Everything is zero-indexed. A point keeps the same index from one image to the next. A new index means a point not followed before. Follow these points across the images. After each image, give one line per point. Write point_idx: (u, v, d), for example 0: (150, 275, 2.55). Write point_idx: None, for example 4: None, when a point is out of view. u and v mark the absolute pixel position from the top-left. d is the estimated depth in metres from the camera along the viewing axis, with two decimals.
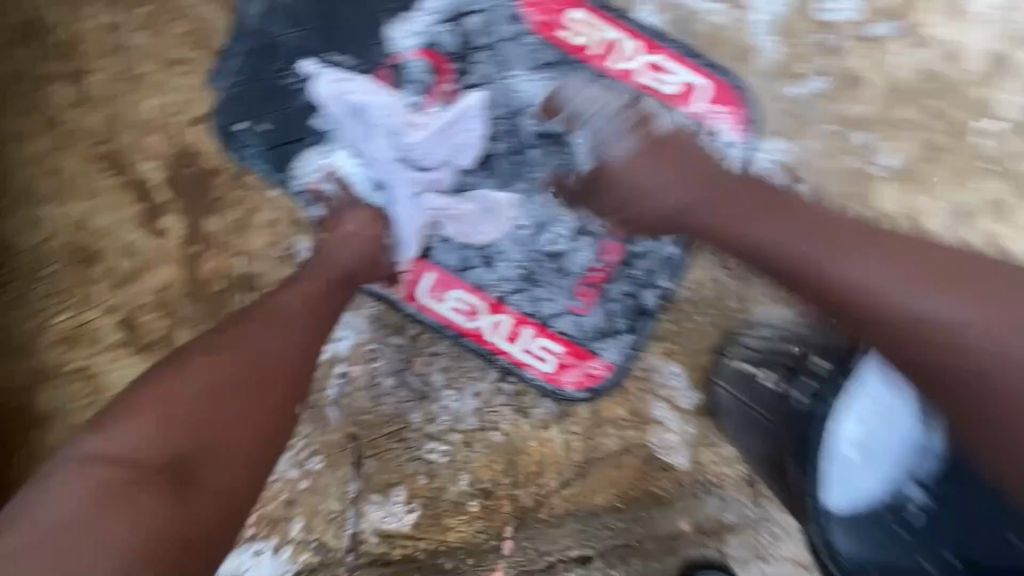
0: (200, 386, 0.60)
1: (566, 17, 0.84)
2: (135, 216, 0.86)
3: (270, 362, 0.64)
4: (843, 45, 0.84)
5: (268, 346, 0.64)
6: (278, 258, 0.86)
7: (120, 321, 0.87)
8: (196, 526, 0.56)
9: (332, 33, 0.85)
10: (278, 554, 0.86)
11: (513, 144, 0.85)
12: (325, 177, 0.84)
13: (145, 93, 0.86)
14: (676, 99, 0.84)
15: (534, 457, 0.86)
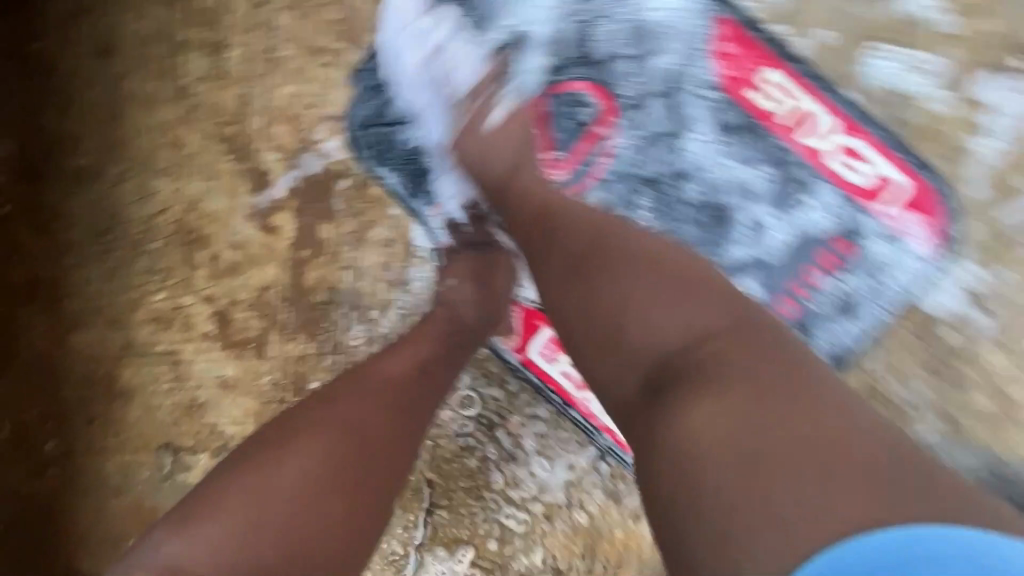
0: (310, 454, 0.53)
1: (761, 76, 0.73)
2: (249, 207, 0.82)
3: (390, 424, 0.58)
4: None
5: (373, 431, 0.57)
6: (387, 280, 0.80)
7: (217, 313, 0.83)
8: None
9: (494, 46, 0.76)
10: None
11: (664, 210, 0.76)
12: (456, 202, 0.78)
13: (282, 78, 0.80)
14: (865, 193, 0.73)
15: (616, 547, 0.79)
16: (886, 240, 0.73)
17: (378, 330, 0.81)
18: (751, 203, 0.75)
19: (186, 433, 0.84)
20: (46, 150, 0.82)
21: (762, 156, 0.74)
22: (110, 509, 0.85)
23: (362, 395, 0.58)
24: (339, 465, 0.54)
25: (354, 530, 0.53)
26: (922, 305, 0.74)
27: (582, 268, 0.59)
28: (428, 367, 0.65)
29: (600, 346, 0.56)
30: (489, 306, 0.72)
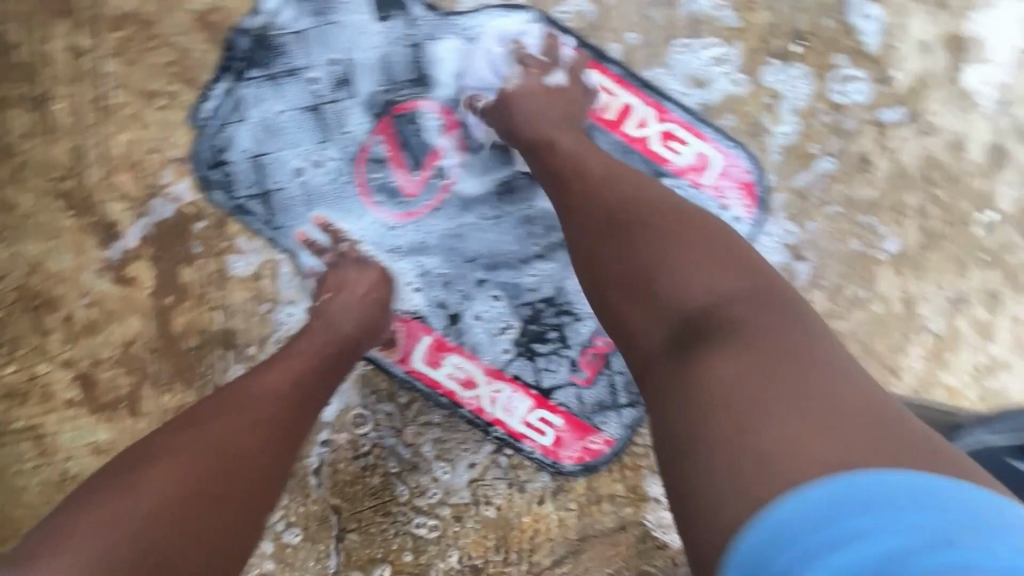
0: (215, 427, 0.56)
1: (546, 78, 0.79)
2: (99, 261, 0.78)
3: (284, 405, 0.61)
4: (855, 128, 0.84)
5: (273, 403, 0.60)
6: (260, 315, 0.80)
7: (79, 376, 0.78)
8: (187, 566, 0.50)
9: (331, 73, 0.79)
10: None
11: (521, 207, 0.81)
12: (318, 227, 0.79)
13: (118, 126, 0.78)
14: (688, 171, 0.83)
15: (527, 533, 0.83)
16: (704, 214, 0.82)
17: None
18: None
19: None
20: None
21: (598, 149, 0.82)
22: None
23: (233, 420, 0.57)
24: (223, 471, 0.54)
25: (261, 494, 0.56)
26: None
27: (615, 224, 0.62)
28: (308, 384, 0.64)
29: (635, 293, 0.58)
30: (376, 314, 0.73)
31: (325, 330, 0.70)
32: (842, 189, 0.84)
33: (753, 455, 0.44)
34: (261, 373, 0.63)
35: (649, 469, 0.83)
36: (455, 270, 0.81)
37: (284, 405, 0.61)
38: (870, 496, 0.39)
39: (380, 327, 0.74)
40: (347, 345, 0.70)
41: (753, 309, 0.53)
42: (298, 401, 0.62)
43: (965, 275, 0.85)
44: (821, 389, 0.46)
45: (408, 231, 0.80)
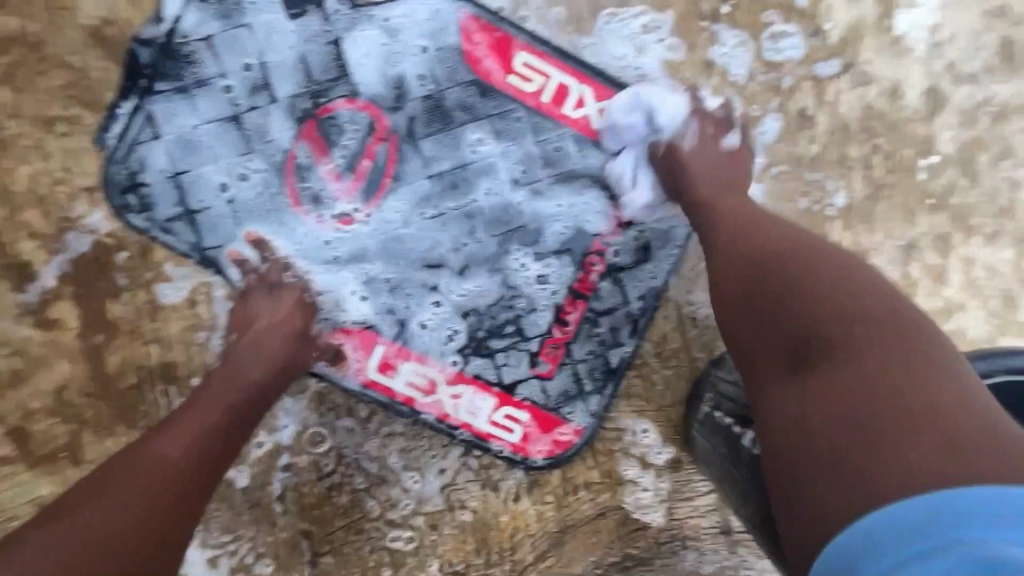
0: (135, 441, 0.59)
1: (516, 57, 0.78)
2: (16, 306, 0.73)
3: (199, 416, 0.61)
4: (793, 85, 0.83)
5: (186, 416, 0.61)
6: (200, 343, 0.75)
7: (10, 430, 0.73)
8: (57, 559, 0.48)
9: (246, 80, 0.74)
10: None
11: (462, 202, 0.78)
12: (250, 242, 0.75)
13: (17, 159, 0.72)
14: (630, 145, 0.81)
15: (506, 532, 0.81)
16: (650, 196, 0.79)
17: None
18: (540, 175, 0.79)
19: None
20: None
21: (536, 133, 0.79)
22: None
23: (128, 481, 0.54)
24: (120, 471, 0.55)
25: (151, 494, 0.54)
26: None
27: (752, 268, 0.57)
28: (215, 417, 0.62)
29: (745, 283, 0.57)
30: (291, 345, 0.70)
31: (237, 368, 0.66)
32: (786, 148, 0.83)
33: (869, 453, 0.41)
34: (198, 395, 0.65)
35: (622, 452, 0.82)
36: (401, 274, 0.77)
37: (189, 458, 0.57)
38: (976, 498, 0.36)
39: (298, 358, 0.71)
40: (261, 380, 0.66)
41: (875, 329, 0.47)
42: (207, 450, 0.59)
43: (914, 222, 0.85)
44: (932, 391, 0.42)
45: (347, 237, 0.77)
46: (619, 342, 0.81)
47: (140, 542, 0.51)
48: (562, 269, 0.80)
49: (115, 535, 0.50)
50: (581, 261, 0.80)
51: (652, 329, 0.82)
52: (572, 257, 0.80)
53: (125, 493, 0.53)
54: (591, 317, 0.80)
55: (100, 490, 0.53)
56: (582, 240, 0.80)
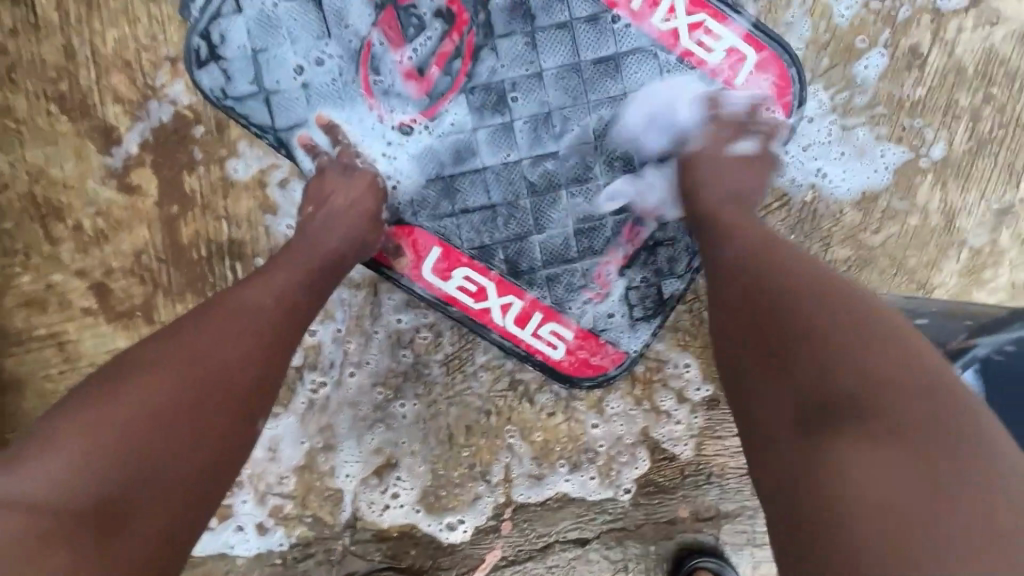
0: (245, 295, 0.61)
1: None
2: (101, 168, 0.76)
3: (300, 283, 0.65)
4: (907, 16, 0.75)
5: (288, 281, 0.64)
6: (267, 225, 0.78)
7: (93, 285, 0.79)
8: (203, 397, 0.52)
9: None
10: (260, 512, 0.84)
11: (535, 110, 0.76)
12: (320, 128, 0.76)
13: (106, 21, 0.73)
14: (719, 72, 0.75)
15: (537, 443, 0.84)
16: None
17: None
18: (617, 92, 0.75)
19: None
20: None
21: (619, 47, 0.74)
22: None
23: (241, 332, 0.57)
24: (242, 326, 0.58)
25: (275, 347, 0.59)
26: (777, 177, 0.78)
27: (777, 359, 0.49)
28: (311, 286, 0.66)
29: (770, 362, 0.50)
30: (364, 225, 0.72)
31: (313, 244, 0.68)
32: (888, 88, 0.76)
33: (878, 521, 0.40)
34: (289, 255, 0.67)
35: (661, 383, 0.83)
36: (462, 179, 0.77)
37: (273, 315, 0.60)
38: None
39: (370, 239, 0.73)
40: (341, 260, 0.69)
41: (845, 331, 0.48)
42: (288, 311, 0.62)
43: (1014, 184, 0.79)
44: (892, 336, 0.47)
45: (414, 135, 0.76)
46: (675, 274, 0.79)
47: (236, 376, 0.55)
48: (628, 192, 0.78)
49: (217, 371, 0.54)
50: (647, 187, 0.78)
51: None
52: (639, 182, 0.78)
53: (225, 335, 0.56)
54: (650, 244, 0.79)
55: (196, 330, 0.56)
56: (652, 165, 0.77)
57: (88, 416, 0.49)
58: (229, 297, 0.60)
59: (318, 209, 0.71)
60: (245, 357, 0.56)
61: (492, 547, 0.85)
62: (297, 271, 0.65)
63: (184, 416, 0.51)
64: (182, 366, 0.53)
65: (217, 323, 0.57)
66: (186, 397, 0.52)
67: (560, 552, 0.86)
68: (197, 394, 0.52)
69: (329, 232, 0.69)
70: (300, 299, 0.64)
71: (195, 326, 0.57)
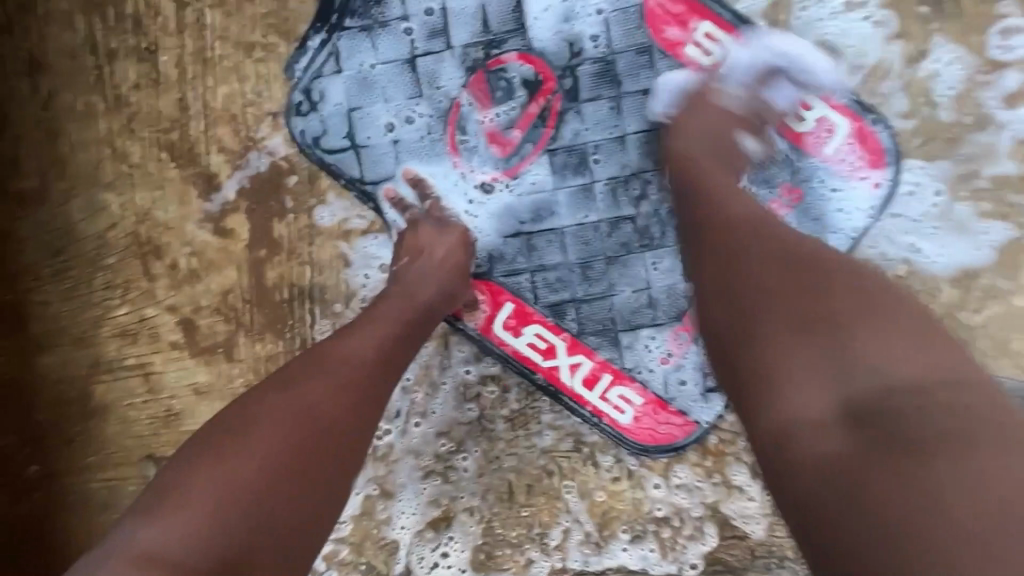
0: (343, 347, 0.63)
1: (696, 28, 0.74)
2: (200, 212, 0.81)
3: (392, 335, 0.66)
4: (1018, 88, 0.71)
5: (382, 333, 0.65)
6: (346, 272, 0.80)
7: (180, 320, 0.83)
8: (309, 453, 0.54)
9: (426, 25, 0.76)
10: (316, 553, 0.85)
11: (617, 173, 0.76)
12: (406, 182, 0.78)
13: (218, 78, 0.79)
14: (808, 140, 0.74)
15: (599, 509, 0.81)
16: (823, 200, 0.74)
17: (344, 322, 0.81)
18: None
19: (168, 442, 0.85)
20: None
21: None
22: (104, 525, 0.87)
23: (341, 385, 0.59)
24: (342, 379, 0.59)
25: (371, 398, 0.60)
26: (868, 251, 0.75)
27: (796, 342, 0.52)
28: (402, 337, 0.67)
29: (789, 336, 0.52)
30: (450, 277, 0.72)
31: (404, 295, 0.70)
32: (993, 162, 0.73)
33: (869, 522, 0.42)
34: (383, 305, 0.69)
35: (734, 456, 0.79)
36: (541, 237, 0.78)
37: (369, 368, 0.62)
38: None
39: (457, 290, 0.73)
40: (430, 309, 0.70)
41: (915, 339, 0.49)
42: (381, 365, 0.63)
43: None
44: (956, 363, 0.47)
45: (494, 193, 0.78)
46: None
47: (338, 431, 0.57)
48: None
49: (320, 426, 0.56)
50: None
51: None
52: None
53: (326, 389, 0.58)
54: None
55: (299, 384, 0.58)
56: None
57: (207, 475, 0.51)
58: (328, 348, 0.62)
59: (411, 261, 0.72)
60: (346, 411, 0.58)
61: None
62: (389, 322, 0.67)
63: (292, 473, 0.53)
64: (289, 421, 0.55)
65: (318, 377, 0.59)
66: (294, 454, 0.53)
67: None
68: (304, 452, 0.54)
69: (419, 283, 0.71)
70: (393, 351, 0.65)
71: (297, 379, 0.59)
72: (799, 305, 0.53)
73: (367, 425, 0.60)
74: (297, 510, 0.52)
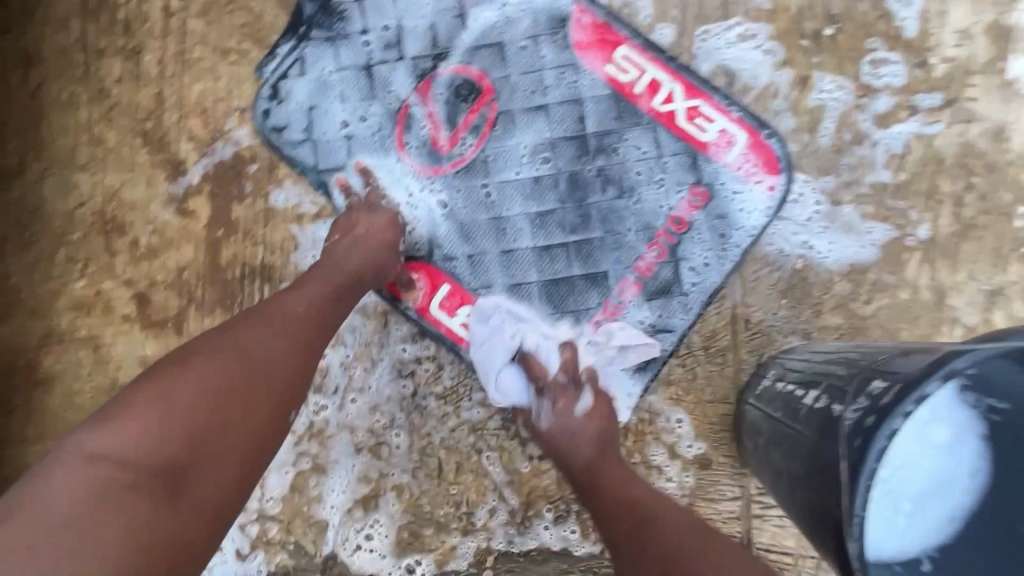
0: (293, 302, 0.68)
1: (614, 51, 0.85)
2: (165, 194, 0.88)
3: (336, 300, 0.72)
4: (888, 110, 0.83)
5: (327, 296, 0.71)
6: (296, 252, 0.87)
7: (135, 295, 0.88)
8: (255, 386, 0.59)
9: (382, 40, 0.87)
10: (245, 530, 0.85)
11: (545, 171, 0.85)
12: (356, 172, 0.86)
13: (195, 77, 0.88)
14: (712, 148, 0.84)
15: (524, 489, 0.84)
16: (727, 201, 0.83)
17: None
18: (621, 158, 0.84)
19: None
20: None
21: (624, 120, 0.85)
22: None
23: (287, 335, 0.65)
24: (289, 330, 0.65)
25: (312, 351, 0.66)
26: (764, 248, 0.83)
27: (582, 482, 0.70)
28: (343, 301, 0.73)
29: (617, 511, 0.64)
30: (388, 256, 0.79)
31: (344, 262, 0.76)
32: (871, 172, 0.83)
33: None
34: (330, 268, 0.75)
35: (652, 436, 0.83)
36: (476, 225, 0.85)
37: (312, 325, 0.68)
38: None
39: (388, 264, 0.79)
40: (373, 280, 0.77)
41: (690, 536, 0.58)
42: (317, 322, 0.69)
43: (1003, 268, 0.82)
44: (744, 564, 0.54)
45: (435, 185, 0.86)
46: (669, 327, 0.83)
47: (280, 373, 0.62)
48: (626, 248, 0.84)
49: (264, 365, 0.61)
50: (644, 244, 0.84)
51: (702, 322, 0.84)
52: (637, 239, 0.84)
53: (271, 337, 0.63)
54: (647, 296, 0.84)
55: (247, 328, 0.64)
56: (650, 225, 0.84)
57: (153, 396, 0.55)
58: (278, 303, 0.68)
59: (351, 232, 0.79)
60: (290, 358, 0.63)
61: None
62: (336, 288, 0.73)
63: (234, 401, 0.57)
64: (235, 358, 0.60)
65: (267, 325, 0.65)
66: (235, 385, 0.58)
67: None
68: (248, 383, 0.59)
69: (362, 253, 0.77)
70: (335, 315, 0.71)
71: (246, 326, 0.64)
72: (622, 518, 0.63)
73: (308, 373, 0.65)
74: (239, 440, 0.57)
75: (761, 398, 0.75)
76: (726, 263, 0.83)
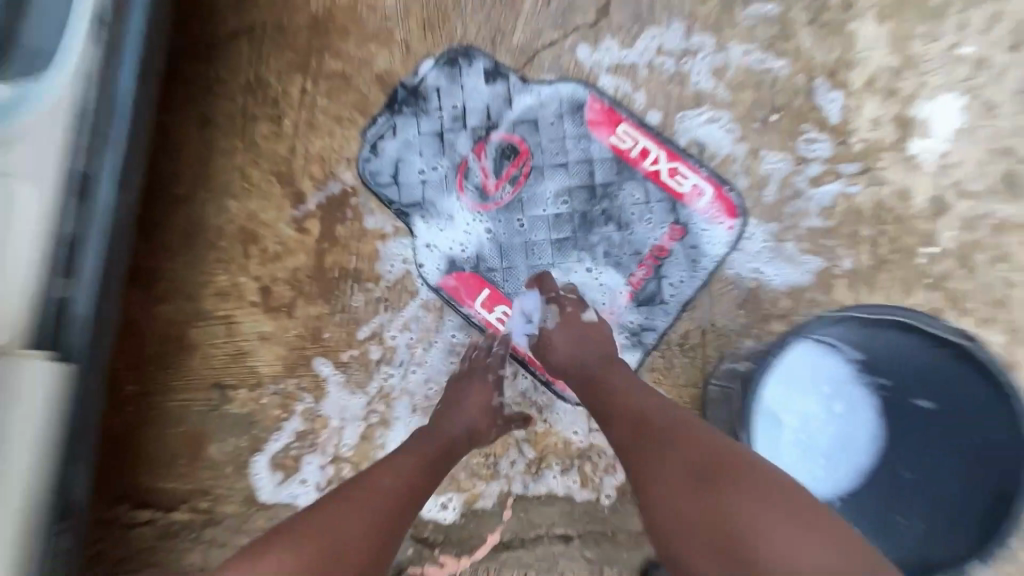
0: (405, 459, 0.91)
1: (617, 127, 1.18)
2: (289, 216, 1.22)
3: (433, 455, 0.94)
4: (819, 173, 1.12)
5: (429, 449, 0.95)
6: (379, 261, 1.19)
7: (261, 287, 1.20)
8: (390, 507, 0.81)
9: (451, 114, 1.22)
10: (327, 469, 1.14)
11: (563, 210, 1.16)
12: (426, 206, 1.19)
13: (318, 136, 1.24)
14: (687, 197, 1.14)
15: (539, 446, 1.09)
16: (697, 235, 1.13)
17: (373, 295, 1.18)
18: (619, 202, 1.15)
19: (233, 374, 1.18)
20: (157, 183, 1.24)
21: (622, 176, 1.16)
22: (175, 435, 1.17)
23: (409, 480, 0.87)
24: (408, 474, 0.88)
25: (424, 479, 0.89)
26: (726, 271, 1.12)
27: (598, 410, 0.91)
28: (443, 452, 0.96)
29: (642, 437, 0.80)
30: (478, 406, 1.04)
31: (445, 431, 0.99)
32: (807, 218, 1.12)
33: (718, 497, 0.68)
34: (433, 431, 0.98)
35: None
36: (511, 247, 1.16)
37: (422, 469, 0.91)
38: None
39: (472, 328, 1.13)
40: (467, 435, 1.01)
41: (693, 440, 0.76)
42: (427, 466, 0.92)
43: (911, 293, 1.08)
44: (709, 434, 0.76)
45: (483, 217, 1.18)
46: (652, 326, 1.11)
47: (404, 503, 0.83)
48: (621, 267, 1.13)
49: (396, 504, 0.82)
50: (635, 264, 1.13)
51: (678, 325, 1.11)
52: (630, 261, 1.13)
53: (397, 477, 0.86)
54: (636, 303, 1.12)
55: (379, 472, 0.86)
56: (639, 251, 1.13)
57: (323, 513, 0.76)
58: (396, 459, 0.91)
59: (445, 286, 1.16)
60: (409, 496, 0.85)
61: (493, 529, 1.07)
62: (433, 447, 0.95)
63: (381, 519, 0.78)
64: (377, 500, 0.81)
65: (394, 466, 0.88)
66: (381, 504, 0.80)
67: (547, 545, 1.06)
68: (387, 510, 0.80)
69: (461, 414, 1.01)
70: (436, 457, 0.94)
71: (377, 474, 0.86)
72: (710, 545, 0.65)
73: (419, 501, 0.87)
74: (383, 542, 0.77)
75: (718, 376, 1.06)
76: (695, 281, 1.11)
